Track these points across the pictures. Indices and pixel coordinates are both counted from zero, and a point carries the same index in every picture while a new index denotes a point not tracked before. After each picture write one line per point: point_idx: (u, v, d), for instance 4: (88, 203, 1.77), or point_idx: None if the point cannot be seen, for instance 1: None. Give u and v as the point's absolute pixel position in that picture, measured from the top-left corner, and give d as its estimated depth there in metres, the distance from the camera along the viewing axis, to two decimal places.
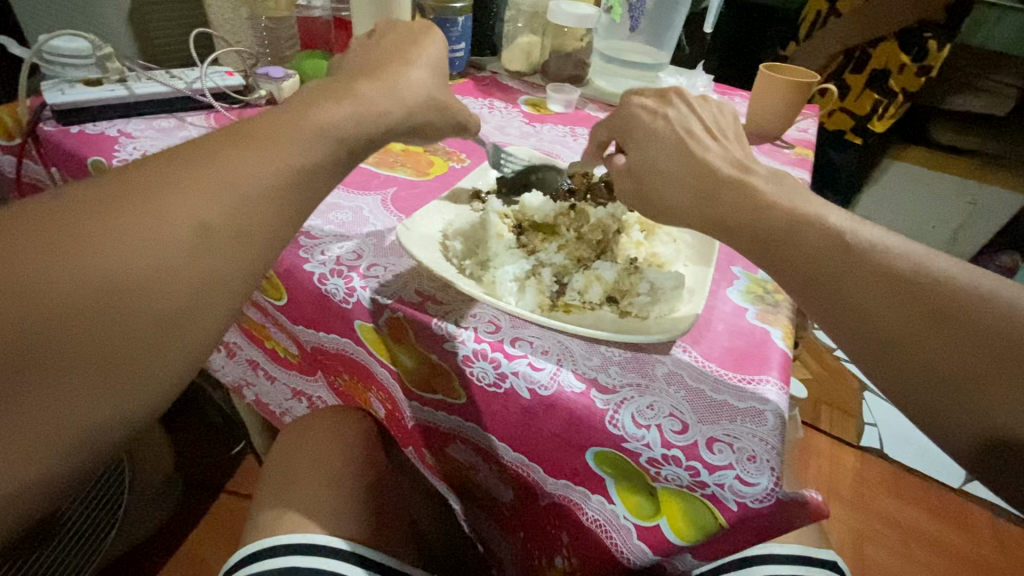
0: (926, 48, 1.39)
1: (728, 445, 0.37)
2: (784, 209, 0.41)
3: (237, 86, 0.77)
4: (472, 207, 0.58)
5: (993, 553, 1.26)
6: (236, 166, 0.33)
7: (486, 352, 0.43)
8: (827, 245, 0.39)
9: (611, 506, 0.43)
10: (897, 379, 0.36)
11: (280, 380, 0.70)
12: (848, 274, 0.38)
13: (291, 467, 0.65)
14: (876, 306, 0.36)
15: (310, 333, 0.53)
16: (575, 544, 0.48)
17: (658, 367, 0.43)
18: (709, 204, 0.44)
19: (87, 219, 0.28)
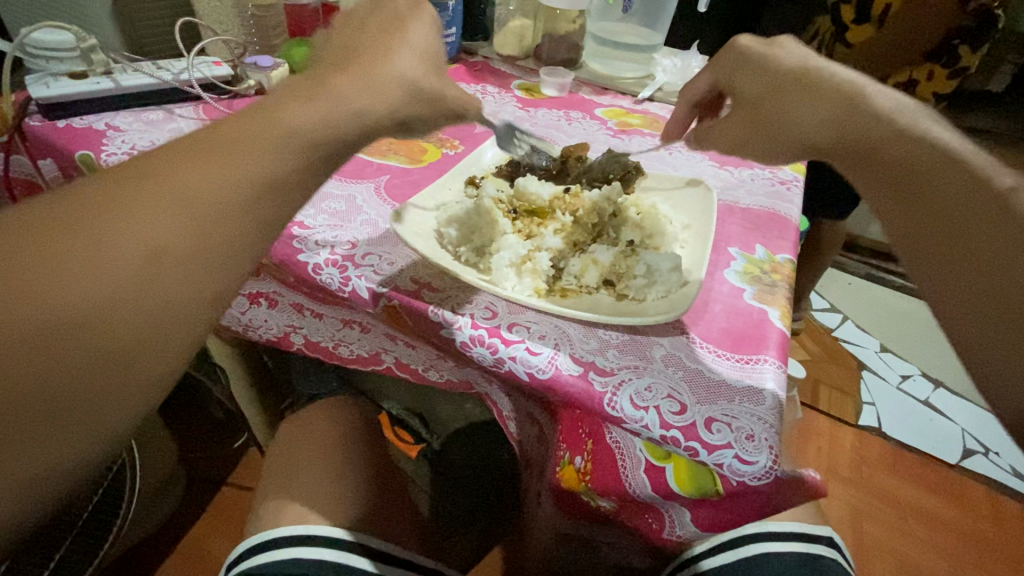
0: (957, 55, 1.29)
1: (726, 426, 0.37)
2: (915, 149, 0.41)
3: (225, 76, 0.76)
4: (466, 193, 0.57)
5: (992, 528, 1.28)
6: (200, 180, 0.32)
7: (484, 337, 0.42)
8: (948, 192, 0.39)
9: (631, 439, 0.43)
10: None
11: (331, 311, 0.52)
12: (955, 216, 0.39)
13: (295, 450, 0.66)
14: (996, 243, 0.37)
15: (324, 293, 0.50)
16: (597, 452, 0.48)
17: (655, 348, 0.43)
18: (838, 125, 0.43)
19: (45, 246, 0.29)
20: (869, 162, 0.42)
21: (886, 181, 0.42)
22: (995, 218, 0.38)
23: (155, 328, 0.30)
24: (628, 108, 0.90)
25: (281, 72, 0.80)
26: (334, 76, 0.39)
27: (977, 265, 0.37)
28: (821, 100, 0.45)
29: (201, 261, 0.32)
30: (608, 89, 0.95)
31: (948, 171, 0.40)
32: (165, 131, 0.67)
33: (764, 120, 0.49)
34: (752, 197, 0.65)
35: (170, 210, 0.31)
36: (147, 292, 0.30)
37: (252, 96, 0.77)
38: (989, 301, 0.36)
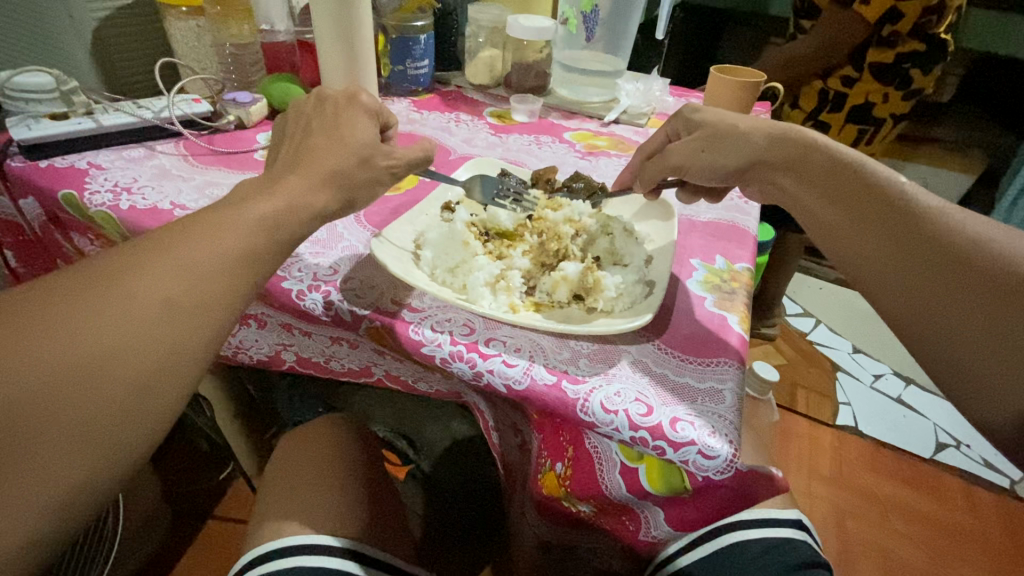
0: (908, 77, 1.39)
1: (690, 424, 0.40)
2: (834, 162, 0.50)
3: (204, 113, 0.79)
4: (442, 217, 0.60)
5: (964, 516, 1.33)
6: (187, 256, 0.39)
7: (463, 353, 0.45)
8: (862, 189, 0.48)
9: (605, 442, 0.46)
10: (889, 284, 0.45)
11: (316, 332, 0.53)
12: (877, 207, 0.47)
13: (289, 467, 0.67)
14: (905, 227, 0.45)
15: (308, 323, 0.52)
16: (576, 457, 0.50)
17: (624, 355, 0.46)
18: (775, 152, 0.53)
19: (76, 307, 0.35)
20: (805, 174, 0.51)
21: (812, 190, 0.50)
22: (902, 208, 0.46)
23: (143, 371, 0.36)
24: (595, 130, 0.95)
25: (259, 108, 0.82)
26: (292, 175, 0.47)
27: (900, 244, 0.45)
28: (750, 142, 0.54)
29: (190, 316, 0.38)
30: (576, 113, 1.00)
31: (863, 174, 0.49)
32: (147, 167, 0.69)
33: (722, 133, 0.55)
34: (709, 211, 0.70)
35: (162, 280, 0.38)
36: (142, 343, 0.36)
37: (232, 131, 0.80)
38: (910, 283, 0.44)
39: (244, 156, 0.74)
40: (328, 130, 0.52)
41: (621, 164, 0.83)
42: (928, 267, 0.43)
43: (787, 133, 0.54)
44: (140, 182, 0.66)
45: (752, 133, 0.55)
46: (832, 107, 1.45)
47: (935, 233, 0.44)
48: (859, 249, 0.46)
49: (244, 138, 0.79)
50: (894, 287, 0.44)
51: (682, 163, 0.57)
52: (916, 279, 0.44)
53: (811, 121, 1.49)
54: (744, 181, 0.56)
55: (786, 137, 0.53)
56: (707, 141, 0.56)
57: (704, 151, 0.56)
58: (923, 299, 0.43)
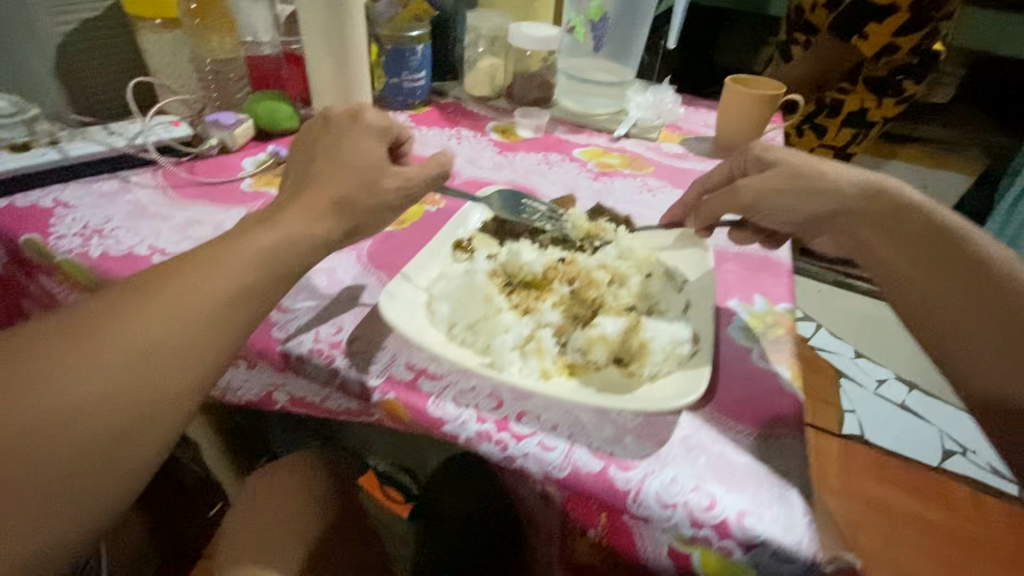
0: (901, 89, 1.37)
1: (759, 519, 0.35)
2: (928, 225, 0.50)
3: (184, 137, 0.72)
4: (455, 259, 0.54)
5: (975, 527, 1.31)
6: (179, 296, 0.38)
7: (492, 433, 0.39)
8: (966, 258, 0.48)
9: (658, 533, 0.39)
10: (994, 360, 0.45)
11: (319, 369, 0.44)
12: (982, 278, 0.47)
13: (263, 511, 0.63)
14: (1012, 301, 0.46)
15: (309, 392, 0.46)
16: (613, 534, 0.44)
17: (675, 430, 0.40)
18: (868, 209, 0.51)
19: (72, 340, 0.36)
20: (899, 233, 0.50)
21: (913, 249, 0.49)
22: (1006, 282, 0.47)
23: (127, 416, 0.35)
24: (606, 146, 0.89)
25: (246, 128, 0.76)
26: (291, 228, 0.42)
27: (1009, 318, 0.46)
28: (834, 195, 0.52)
29: (180, 360, 0.37)
30: (584, 127, 0.95)
31: (967, 242, 0.49)
32: (121, 203, 0.62)
33: (804, 174, 0.54)
34: (742, 240, 0.65)
35: (156, 319, 0.37)
36: (128, 387, 0.36)
37: (215, 156, 0.73)
38: (1015, 360, 0.45)
39: (229, 186, 0.68)
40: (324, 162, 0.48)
41: (638, 185, 0.78)
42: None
43: (883, 191, 0.52)
44: (113, 223, 0.59)
45: (827, 186, 0.53)
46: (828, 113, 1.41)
47: None
48: (964, 319, 0.47)
49: (228, 164, 0.72)
50: (998, 363, 0.45)
51: (755, 200, 0.54)
52: (1005, 363, 0.45)
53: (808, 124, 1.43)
54: (816, 231, 0.54)
55: (883, 196, 0.52)
56: (787, 181, 0.54)
57: (783, 191, 0.54)
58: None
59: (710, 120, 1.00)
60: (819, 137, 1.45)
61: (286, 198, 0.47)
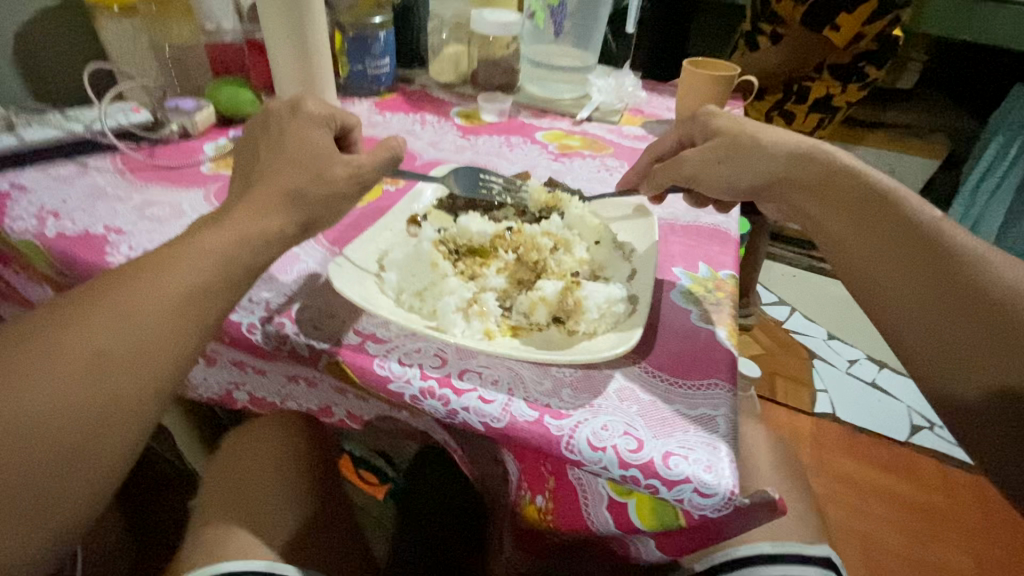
0: (863, 73, 1.39)
1: (684, 459, 0.37)
2: (860, 189, 0.51)
3: (144, 122, 0.72)
4: (408, 233, 0.56)
5: (941, 497, 1.35)
6: (127, 295, 0.38)
7: (434, 389, 0.41)
8: (890, 220, 0.48)
9: (593, 476, 0.42)
10: (912, 314, 0.45)
11: (271, 370, 0.49)
12: (905, 238, 0.47)
13: (236, 475, 0.60)
14: (924, 262, 0.46)
15: (262, 362, 0.48)
16: (557, 494, 0.46)
17: (609, 382, 0.42)
18: (800, 166, 0.53)
19: (30, 346, 0.35)
20: (826, 198, 0.51)
21: (834, 213, 0.51)
22: (926, 242, 0.46)
23: (86, 422, 0.34)
24: (567, 129, 0.91)
25: (206, 114, 0.76)
26: (240, 201, 0.44)
27: (928, 276, 0.45)
28: (763, 162, 0.54)
29: (136, 362, 0.36)
30: (548, 111, 0.97)
31: (896, 202, 0.49)
32: (78, 187, 0.62)
33: (741, 145, 0.56)
34: (692, 214, 0.67)
35: (108, 327, 0.36)
36: (82, 394, 0.34)
37: (176, 141, 0.74)
38: (932, 316, 0.44)
39: (189, 170, 0.68)
40: (274, 139, 0.49)
41: (596, 165, 0.80)
42: (961, 301, 0.44)
43: (815, 153, 0.54)
44: (69, 206, 0.59)
45: (770, 149, 0.55)
46: (796, 99, 1.42)
47: (959, 269, 0.45)
48: (886, 277, 0.47)
49: (190, 149, 0.72)
50: (916, 321, 0.45)
51: (695, 173, 0.57)
52: (937, 319, 0.44)
53: (777, 110, 1.45)
54: (765, 197, 0.56)
55: (810, 156, 0.53)
56: (724, 151, 0.56)
57: (721, 162, 0.56)
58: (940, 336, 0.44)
59: (671, 102, 1.03)
60: (787, 124, 1.45)
61: (238, 174, 0.48)
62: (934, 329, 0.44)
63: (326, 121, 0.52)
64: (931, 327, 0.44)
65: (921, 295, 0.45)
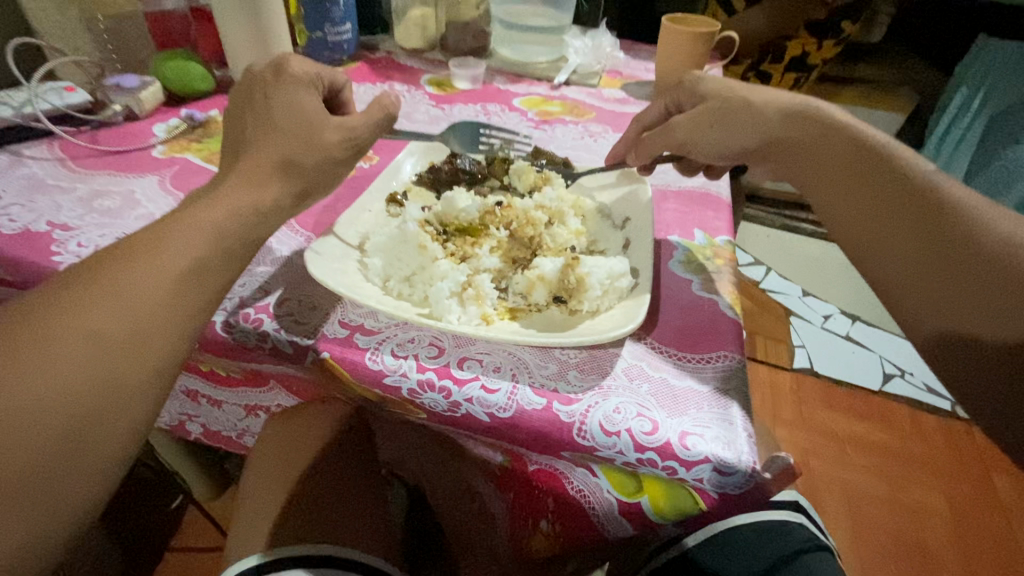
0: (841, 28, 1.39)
1: (701, 438, 0.35)
2: (848, 145, 0.48)
3: (81, 104, 0.65)
4: (389, 213, 0.52)
5: (913, 442, 1.41)
6: (111, 283, 0.35)
7: (434, 382, 0.38)
8: (877, 174, 0.45)
9: (595, 480, 0.43)
10: (894, 271, 0.42)
11: (230, 403, 0.55)
12: (891, 192, 0.44)
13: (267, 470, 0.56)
14: (910, 215, 0.43)
15: (241, 362, 0.44)
16: (560, 512, 0.50)
17: (617, 362, 0.40)
18: (790, 124, 0.51)
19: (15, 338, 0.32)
20: (814, 156, 0.49)
21: (820, 174, 0.48)
22: (914, 195, 0.43)
23: (81, 410, 0.32)
24: (546, 95, 0.87)
25: (153, 92, 0.70)
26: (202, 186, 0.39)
27: (914, 229, 0.42)
28: (747, 124, 0.52)
29: (128, 346, 0.34)
30: (523, 76, 0.92)
31: (886, 157, 0.46)
32: (14, 178, 0.56)
33: (733, 107, 0.53)
34: (682, 179, 0.65)
35: (96, 307, 0.34)
36: (72, 378, 0.32)
37: (120, 124, 0.67)
38: (916, 270, 0.41)
39: (139, 155, 0.62)
40: (255, 108, 0.45)
41: (579, 131, 0.76)
42: (949, 253, 0.40)
43: (805, 109, 0.51)
44: (5, 200, 0.53)
45: (759, 109, 0.52)
46: (773, 58, 1.39)
47: (947, 220, 0.42)
48: (869, 233, 0.44)
49: (137, 132, 0.66)
50: (896, 279, 0.42)
51: (687, 139, 0.55)
52: (923, 271, 0.41)
53: (752, 70, 1.41)
54: (758, 160, 0.53)
55: (803, 114, 0.51)
56: (713, 115, 0.53)
57: (712, 127, 0.53)
58: (926, 292, 0.40)
59: (650, 63, 0.99)
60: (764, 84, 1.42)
61: None
62: (917, 285, 0.41)
63: (313, 82, 0.48)
64: (913, 282, 0.41)
65: (905, 248, 0.42)
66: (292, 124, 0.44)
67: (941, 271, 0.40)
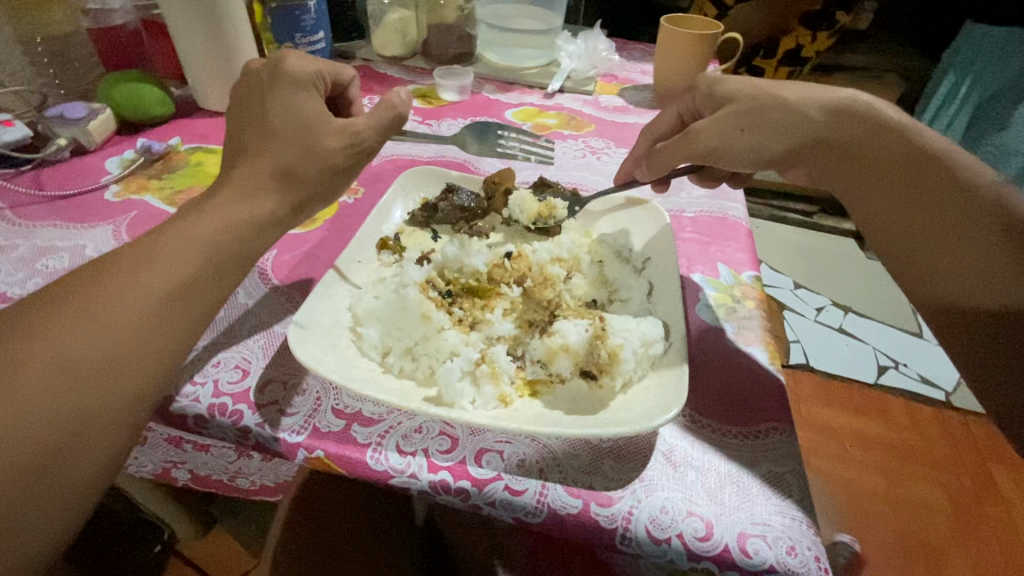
0: (835, 21, 1.35)
1: (763, 541, 0.31)
2: (902, 152, 0.43)
3: (20, 139, 0.57)
4: (382, 264, 0.46)
5: (911, 434, 1.41)
6: (51, 374, 0.29)
7: (449, 483, 0.33)
8: (938, 184, 0.41)
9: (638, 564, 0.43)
10: (965, 291, 0.39)
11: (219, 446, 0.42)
12: (954, 203, 0.41)
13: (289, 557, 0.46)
14: (976, 230, 0.40)
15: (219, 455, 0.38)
16: None
17: (654, 443, 0.35)
18: (839, 125, 0.44)
19: None
20: (865, 164, 0.44)
21: (872, 185, 0.43)
22: (980, 207, 0.40)
23: (44, 446, 0.28)
24: (539, 105, 0.81)
25: (104, 120, 0.62)
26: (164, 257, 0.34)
27: (986, 245, 0.39)
28: (788, 125, 0.45)
29: None
30: (513, 84, 0.86)
31: (944, 163, 0.42)
32: None
33: (767, 106, 0.46)
34: (696, 202, 0.60)
35: (67, 329, 0.31)
36: (34, 409, 0.28)
37: (67, 159, 0.59)
38: (991, 292, 0.38)
39: (91, 197, 0.55)
40: (255, 118, 0.41)
41: (579, 147, 0.71)
42: None
43: (851, 106, 0.45)
44: None
45: (802, 109, 0.45)
46: (765, 53, 1.35)
47: (1016, 234, 0.39)
48: (934, 250, 0.41)
49: (87, 168, 0.58)
50: (969, 299, 0.39)
51: (715, 146, 0.47)
52: (999, 292, 0.38)
53: (744, 66, 1.37)
54: (790, 165, 0.47)
55: (850, 111, 0.45)
56: (747, 117, 0.46)
57: (744, 130, 0.46)
58: (1002, 313, 0.38)
59: (645, 65, 0.93)
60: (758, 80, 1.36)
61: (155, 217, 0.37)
62: (995, 307, 0.38)
63: (300, 93, 0.43)
64: (988, 304, 0.38)
65: (978, 266, 0.39)
66: (292, 129, 0.41)
67: None
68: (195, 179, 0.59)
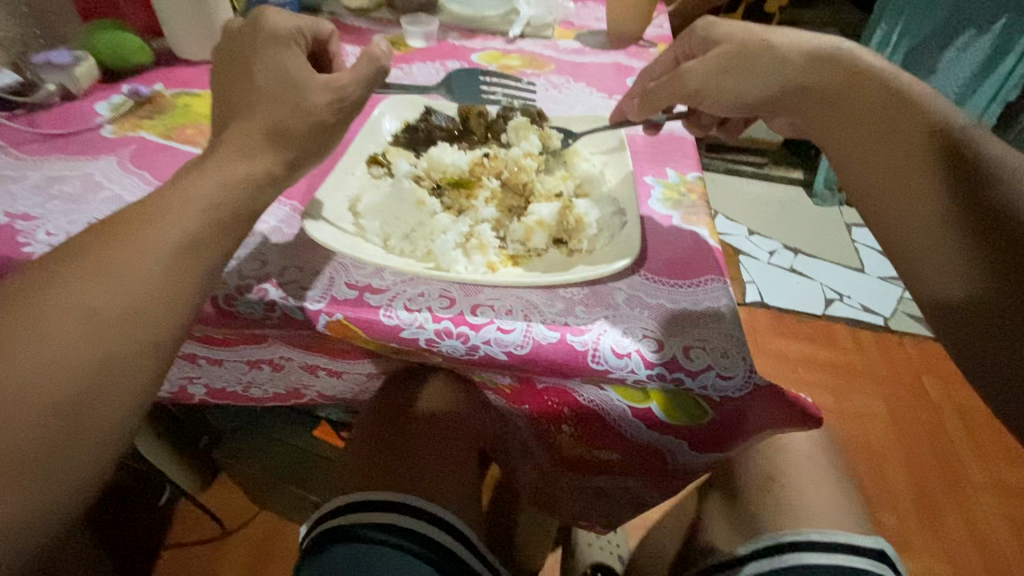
0: None
1: (702, 350, 0.39)
2: (871, 95, 0.45)
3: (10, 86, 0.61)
4: (374, 176, 0.52)
5: (854, 355, 1.56)
6: (110, 255, 0.34)
7: (451, 329, 0.40)
8: (899, 124, 0.43)
9: (605, 393, 0.44)
10: (897, 226, 0.42)
11: (229, 360, 0.51)
12: (906, 142, 0.43)
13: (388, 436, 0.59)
14: (914, 167, 0.42)
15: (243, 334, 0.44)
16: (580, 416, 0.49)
17: (617, 294, 0.43)
18: (814, 69, 0.48)
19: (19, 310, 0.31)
20: (826, 104, 0.47)
21: (832, 124, 0.47)
22: (932, 145, 0.42)
23: (77, 388, 0.30)
24: (503, 49, 0.86)
25: (87, 68, 0.65)
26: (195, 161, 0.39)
27: (923, 183, 0.41)
28: (764, 71, 0.49)
29: (135, 315, 0.33)
30: (477, 32, 0.91)
31: (911, 103, 0.44)
32: None
33: (752, 49, 0.50)
34: None
35: (89, 233, 0.35)
36: (65, 358, 0.30)
37: (57, 104, 0.62)
38: (920, 228, 0.40)
39: (88, 136, 0.58)
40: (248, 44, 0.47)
41: (542, 83, 0.77)
42: (957, 208, 0.39)
43: (829, 53, 0.48)
44: None
45: (783, 54, 0.49)
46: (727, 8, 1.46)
47: (961, 175, 0.40)
48: (875, 185, 0.43)
49: (79, 111, 0.62)
50: (895, 236, 0.42)
51: (700, 86, 0.52)
52: (929, 229, 0.40)
53: None
54: (771, 111, 0.51)
55: (831, 56, 0.48)
56: (733, 59, 0.50)
57: (729, 72, 0.50)
58: (931, 251, 0.40)
59: (600, 12, 0.99)
60: None
61: None
62: (921, 242, 0.40)
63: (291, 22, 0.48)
64: (915, 242, 0.41)
65: (912, 203, 0.41)
66: None
67: (947, 230, 0.39)
68: (187, 118, 0.62)
